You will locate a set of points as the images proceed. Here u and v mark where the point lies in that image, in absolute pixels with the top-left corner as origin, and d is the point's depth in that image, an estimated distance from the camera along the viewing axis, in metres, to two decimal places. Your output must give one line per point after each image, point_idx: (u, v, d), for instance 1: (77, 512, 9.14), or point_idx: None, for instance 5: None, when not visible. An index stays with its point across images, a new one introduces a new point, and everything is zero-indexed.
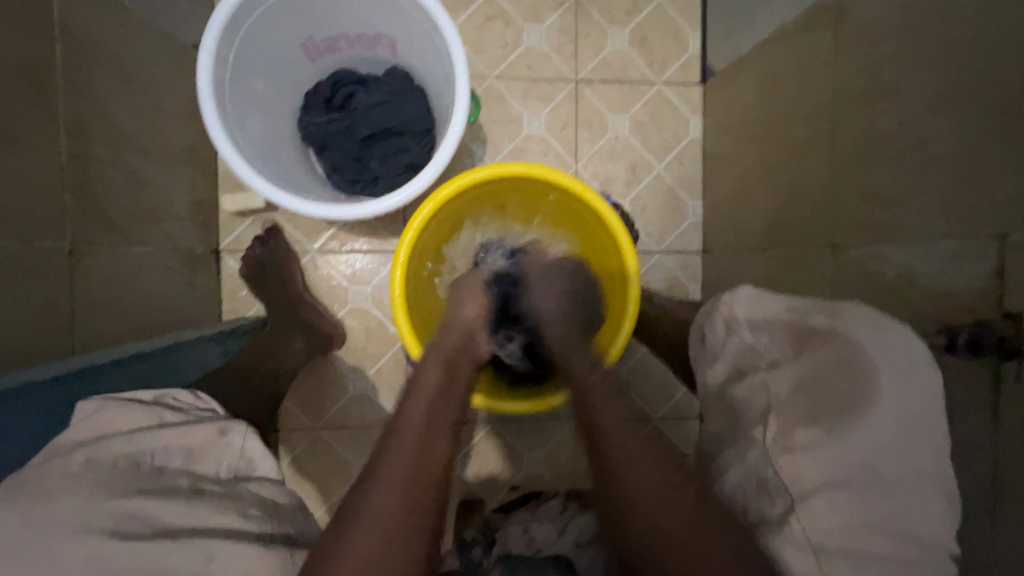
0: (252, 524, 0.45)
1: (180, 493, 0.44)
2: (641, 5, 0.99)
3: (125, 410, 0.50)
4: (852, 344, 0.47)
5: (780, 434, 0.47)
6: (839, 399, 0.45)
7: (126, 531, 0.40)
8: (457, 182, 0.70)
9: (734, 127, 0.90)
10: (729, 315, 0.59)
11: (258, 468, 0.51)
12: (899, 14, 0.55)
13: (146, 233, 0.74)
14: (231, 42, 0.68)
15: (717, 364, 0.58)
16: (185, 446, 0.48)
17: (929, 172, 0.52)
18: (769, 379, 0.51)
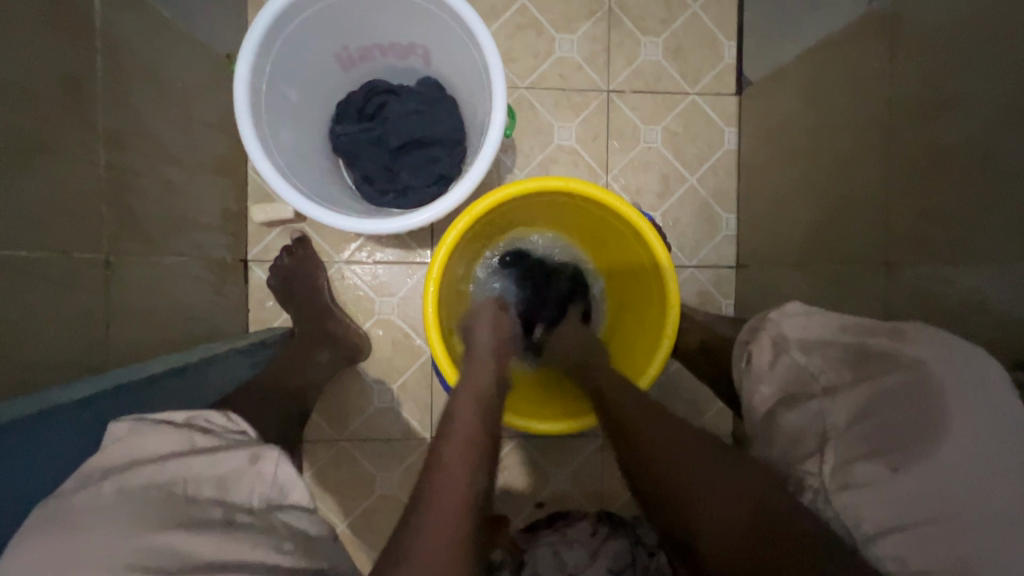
0: (285, 560, 0.41)
1: (209, 526, 0.40)
2: (676, 14, 0.97)
3: (155, 433, 0.47)
4: (923, 373, 0.44)
5: (837, 470, 0.44)
6: (905, 436, 0.42)
7: (154, 567, 0.37)
8: (492, 197, 0.68)
9: (772, 139, 0.87)
10: (776, 334, 0.55)
11: (293, 498, 0.47)
12: (966, 24, 0.52)
13: (178, 243, 0.74)
14: (268, 53, 0.68)
15: (763, 386, 0.53)
16: (215, 472, 0.45)
17: (999, 189, 0.49)
18: (826, 409, 0.47)
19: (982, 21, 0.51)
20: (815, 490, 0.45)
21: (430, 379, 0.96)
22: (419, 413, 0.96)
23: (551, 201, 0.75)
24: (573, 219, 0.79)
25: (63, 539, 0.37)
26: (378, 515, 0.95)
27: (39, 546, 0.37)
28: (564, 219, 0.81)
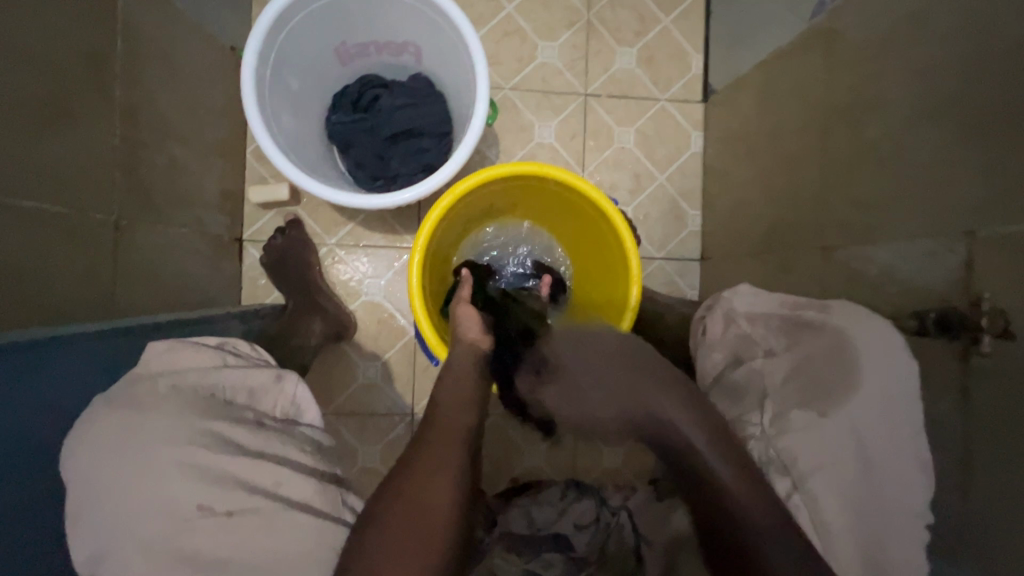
0: (308, 457, 0.54)
1: (248, 424, 0.52)
2: (648, 27, 1.06)
3: (194, 351, 0.57)
4: (845, 338, 0.51)
5: (778, 419, 0.51)
6: (830, 389, 0.49)
7: (212, 445, 0.48)
8: (474, 178, 0.75)
9: (732, 142, 0.96)
10: (729, 309, 0.63)
11: (305, 415, 0.60)
12: (880, 37, 0.61)
13: (180, 217, 0.79)
14: (273, 43, 0.74)
15: (715, 352, 0.62)
16: (248, 385, 0.57)
17: (907, 178, 0.58)
18: (765, 368, 0.55)
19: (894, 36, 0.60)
20: (758, 438, 0.52)
21: (413, 357, 1.02)
22: (402, 390, 1.01)
23: (527, 184, 0.81)
24: (549, 207, 0.87)
25: (138, 418, 0.48)
26: (358, 487, 0.99)
27: (115, 419, 0.47)
28: (539, 207, 0.89)
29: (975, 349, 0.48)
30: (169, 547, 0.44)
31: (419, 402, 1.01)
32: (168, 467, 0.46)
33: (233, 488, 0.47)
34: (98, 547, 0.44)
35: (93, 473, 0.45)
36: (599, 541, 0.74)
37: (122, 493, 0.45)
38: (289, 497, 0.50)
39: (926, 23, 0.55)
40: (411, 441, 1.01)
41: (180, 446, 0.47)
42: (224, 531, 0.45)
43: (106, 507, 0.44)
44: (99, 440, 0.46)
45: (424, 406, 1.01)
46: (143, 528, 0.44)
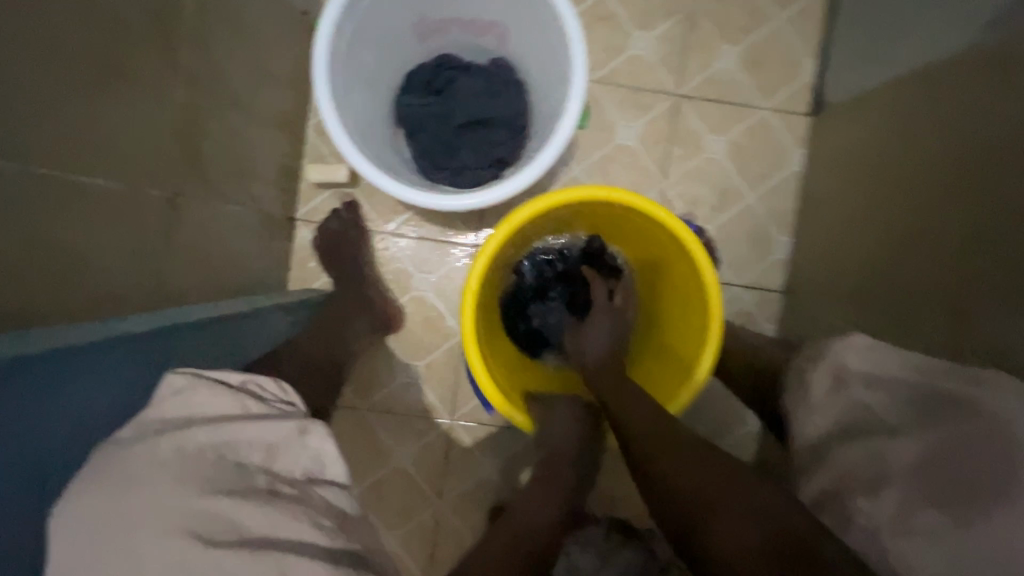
0: (325, 538, 0.40)
1: (258, 496, 0.40)
2: (758, 24, 0.94)
3: (210, 392, 0.46)
4: (1000, 424, 0.40)
5: (899, 513, 0.41)
6: (978, 487, 0.39)
7: (204, 535, 0.35)
8: (568, 193, 0.67)
9: (843, 165, 0.84)
10: (841, 367, 0.52)
11: (330, 471, 0.47)
12: None
13: (236, 192, 0.74)
14: (352, 13, 0.67)
15: (817, 418, 0.52)
16: (266, 440, 0.45)
17: None
18: (887, 449, 0.45)
19: None
20: (867, 528, 0.42)
21: (458, 361, 0.96)
22: (443, 394, 0.96)
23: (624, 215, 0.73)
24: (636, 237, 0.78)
25: (118, 495, 0.36)
26: (388, 488, 0.95)
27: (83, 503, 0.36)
28: (624, 237, 0.80)
29: None
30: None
31: (458, 409, 0.96)
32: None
33: None
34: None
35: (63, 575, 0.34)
36: None
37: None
38: None
39: None
40: (446, 448, 0.96)
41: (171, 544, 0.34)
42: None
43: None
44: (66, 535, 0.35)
45: (464, 413, 0.96)
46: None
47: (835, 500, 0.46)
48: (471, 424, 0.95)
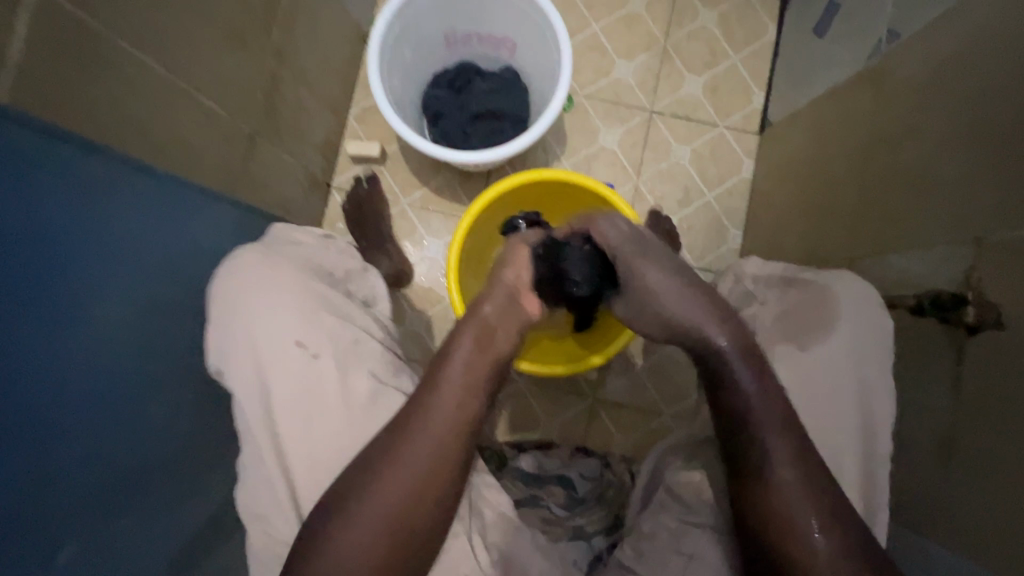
0: (376, 328, 0.69)
1: (339, 294, 0.68)
2: (718, 61, 1.17)
3: (297, 232, 0.74)
4: (826, 289, 0.60)
5: (764, 347, 0.61)
6: (808, 321, 0.60)
7: (311, 299, 0.64)
8: (573, 174, 0.85)
9: (781, 168, 1.03)
10: (738, 270, 0.71)
11: (377, 304, 0.76)
12: (926, 75, 0.69)
13: (293, 149, 0.94)
14: (400, 19, 0.89)
15: (722, 306, 0.71)
16: (343, 267, 0.74)
17: (932, 194, 0.64)
18: (758, 312, 0.65)
19: (932, 72, 0.67)
20: None
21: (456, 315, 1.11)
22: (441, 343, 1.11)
23: (579, 195, 0.91)
24: None
25: (261, 268, 0.63)
26: None
27: (237, 279, 0.62)
28: None
29: (970, 341, 0.55)
30: (262, 392, 0.60)
31: None
32: (283, 317, 0.61)
33: (319, 334, 0.62)
34: (218, 356, 0.60)
35: (227, 307, 0.61)
36: (598, 490, 0.79)
37: (231, 336, 0.60)
38: (366, 352, 0.64)
39: (960, 63, 0.63)
40: None
41: (298, 303, 0.63)
42: (313, 371, 0.60)
43: (232, 335, 0.60)
44: (226, 290, 0.61)
45: None
46: (262, 359, 0.60)
47: None
48: None
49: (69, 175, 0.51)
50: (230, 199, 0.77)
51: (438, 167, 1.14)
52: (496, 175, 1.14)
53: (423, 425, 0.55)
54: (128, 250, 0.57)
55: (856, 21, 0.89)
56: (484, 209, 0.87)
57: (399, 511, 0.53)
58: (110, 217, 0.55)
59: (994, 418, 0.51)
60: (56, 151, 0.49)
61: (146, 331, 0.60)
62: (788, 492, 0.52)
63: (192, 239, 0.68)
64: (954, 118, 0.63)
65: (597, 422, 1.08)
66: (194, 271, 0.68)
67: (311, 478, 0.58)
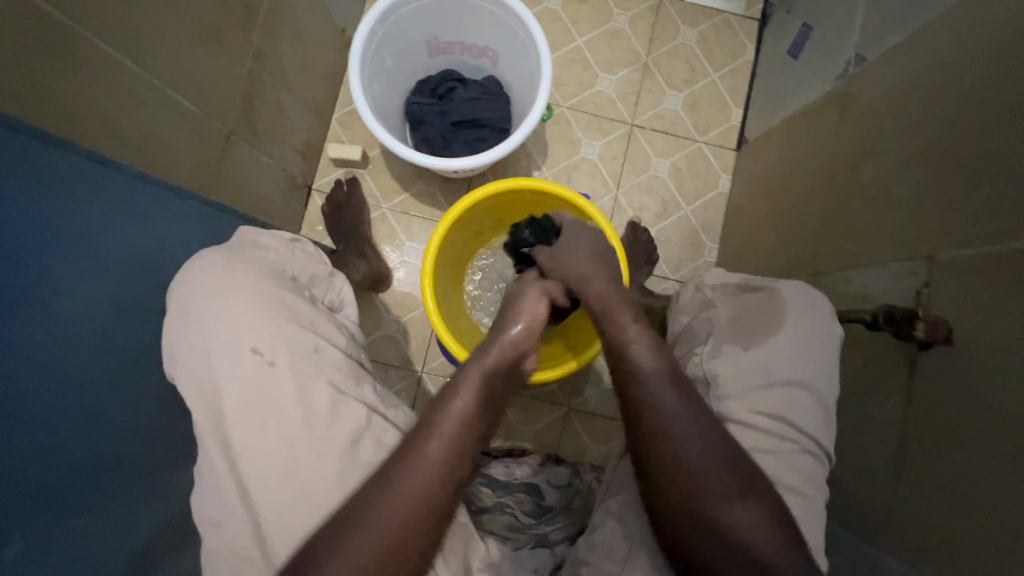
0: (339, 335, 0.69)
1: (303, 298, 0.68)
2: (698, 78, 1.20)
3: (261, 235, 0.72)
4: (778, 295, 0.60)
5: (712, 349, 0.60)
6: (759, 326, 0.59)
7: (275, 306, 0.63)
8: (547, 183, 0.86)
9: (755, 183, 1.05)
10: (699, 279, 0.70)
11: (344, 308, 0.76)
12: (888, 99, 0.71)
13: (272, 150, 0.94)
14: (382, 26, 0.90)
15: (680, 316, 0.69)
16: (309, 273, 0.73)
17: (890, 212, 0.66)
18: (713, 317, 0.64)
19: (894, 96, 0.70)
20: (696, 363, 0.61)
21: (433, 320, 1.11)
22: (417, 347, 1.11)
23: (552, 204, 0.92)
24: None
25: (225, 281, 0.62)
26: None
27: (202, 294, 0.61)
28: None
29: (922, 355, 0.56)
30: (218, 399, 0.59)
31: (429, 363, 1.10)
32: (245, 324, 0.60)
33: (278, 341, 0.61)
34: (173, 357, 0.61)
35: (182, 311, 0.61)
36: (566, 497, 0.79)
37: (192, 343, 0.60)
38: (326, 360, 0.64)
39: (918, 88, 0.66)
40: (415, 395, 1.09)
41: (258, 311, 0.61)
42: (269, 377, 0.60)
43: (187, 340, 0.60)
44: (182, 301, 0.61)
45: (432, 365, 1.10)
46: (218, 366, 0.59)
47: (685, 354, 0.64)
48: (438, 376, 1.10)
49: (51, 176, 0.51)
50: (207, 204, 0.76)
51: (419, 173, 1.14)
52: (477, 182, 1.15)
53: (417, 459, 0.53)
54: (109, 251, 0.58)
55: (827, 44, 0.92)
56: (458, 217, 0.87)
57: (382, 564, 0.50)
58: (91, 217, 0.56)
59: (945, 434, 0.52)
60: (39, 151, 0.50)
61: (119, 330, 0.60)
62: (751, 544, 0.48)
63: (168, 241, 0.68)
64: (910, 140, 0.65)
65: (570, 430, 1.08)
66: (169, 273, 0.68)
67: (270, 488, 0.58)
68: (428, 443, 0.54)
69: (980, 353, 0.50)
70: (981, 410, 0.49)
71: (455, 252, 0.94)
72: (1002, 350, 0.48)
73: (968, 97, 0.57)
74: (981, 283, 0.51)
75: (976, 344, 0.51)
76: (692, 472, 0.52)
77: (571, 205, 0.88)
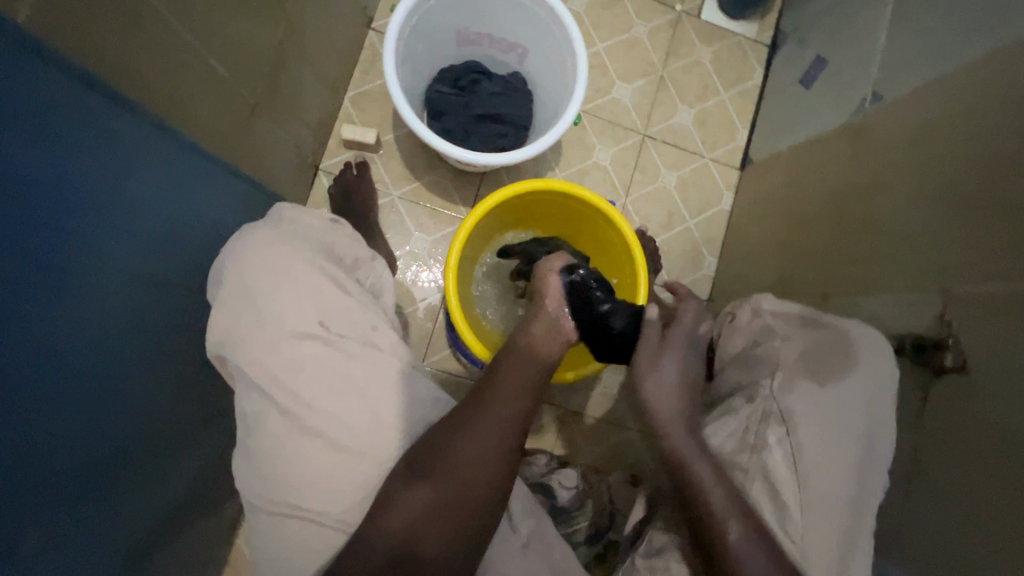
0: (388, 320, 0.69)
1: (351, 279, 0.68)
2: (709, 96, 1.23)
3: (297, 211, 0.71)
4: (848, 336, 0.64)
5: (784, 383, 0.63)
6: (832, 365, 0.62)
7: (329, 279, 0.64)
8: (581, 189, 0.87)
9: (761, 203, 1.09)
10: (757, 304, 0.73)
11: (385, 295, 0.75)
12: (902, 137, 0.75)
13: (289, 125, 0.90)
14: (417, 9, 0.88)
15: (736, 338, 0.73)
16: (350, 255, 0.73)
17: (903, 245, 0.71)
18: (782, 347, 0.66)
19: (907, 135, 0.75)
20: (766, 395, 0.63)
21: (437, 314, 1.09)
22: (418, 340, 1.08)
23: (582, 211, 0.93)
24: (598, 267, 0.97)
25: (264, 263, 0.61)
26: None
27: (241, 259, 0.61)
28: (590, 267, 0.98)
29: (937, 381, 0.61)
30: (284, 375, 0.58)
31: (430, 358, 1.08)
32: (303, 297, 0.61)
33: (336, 317, 0.62)
34: (226, 332, 0.59)
35: (238, 290, 0.60)
36: (579, 499, 0.80)
37: (247, 316, 0.59)
38: (380, 341, 0.64)
39: (932, 129, 0.70)
40: None
41: (312, 286, 0.62)
42: (331, 351, 0.60)
43: (244, 315, 0.59)
44: (232, 275, 0.60)
45: (433, 360, 1.08)
46: (275, 336, 0.59)
47: (748, 383, 0.66)
48: (438, 371, 1.07)
49: (87, 125, 0.48)
50: (223, 168, 0.73)
51: (432, 162, 1.12)
52: (490, 178, 1.14)
53: (450, 454, 0.57)
54: (131, 213, 0.55)
55: (841, 78, 0.97)
56: (491, 208, 0.87)
57: (445, 533, 0.55)
58: (118, 171, 0.53)
59: (955, 455, 0.56)
60: (80, 99, 0.47)
61: (125, 292, 0.56)
62: (713, 504, 0.58)
63: (183, 202, 0.64)
64: (924, 178, 0.70)
65: (567, 433, 1.07)
66: (179, 239, 0.64)
67: (311, 480, 0.56)
68: (457, 438, 0.58)
69: (988, 380, 0.55)
70: (988, 433, 0.54)
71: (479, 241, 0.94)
72: (1009, 378, 0.52)
73: (984, 143, 0.62)
74: (995, 320, 0.56)
75: (985, 372, 0.55)
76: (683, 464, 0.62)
77: (601, 214, 0.89)
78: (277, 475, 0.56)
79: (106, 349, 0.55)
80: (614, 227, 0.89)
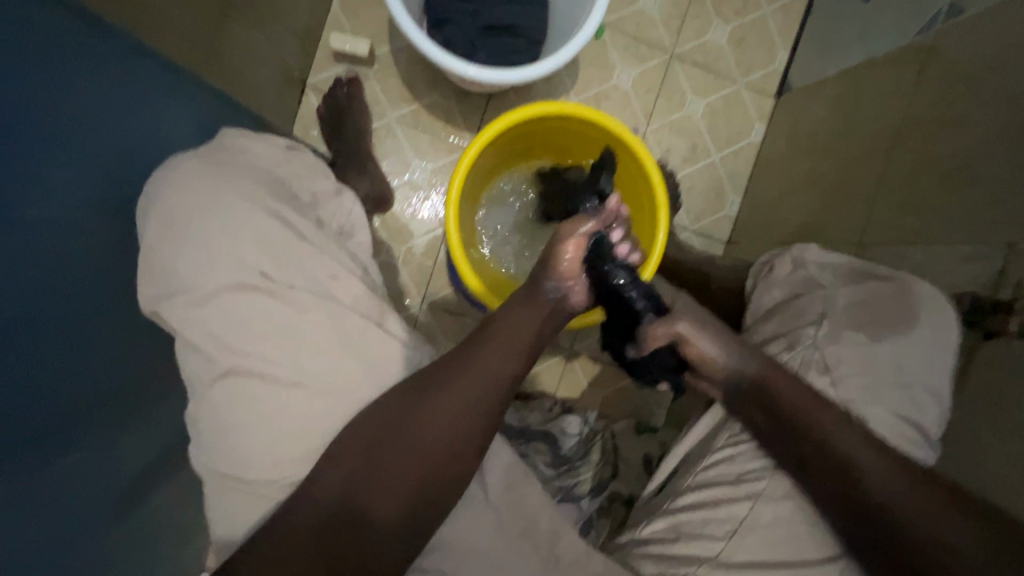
0: (359, 267, 0.65)
1: (308, 219, 0.64)
2: (749, 9, 1.08)
3: (256, 138, 0.67)
4: (909, 286, 0.59)
5: (830, 334, 0.59)
6: (891, 321, 0.58)
7: (276, 218, 0.59)
8: (604, 117, 0.77)
9: (796, 137, 0.98)
10: (799, 255, 0.66)
11: (355, 235, 0.71)
12: (985, 59, 0.63)
13: (268, 32, 0.79)
14: None
15: (776, 289, 0.66)
16: (314, 189, 0.69)
17: (967, 190, 0.62)
18: (829, 298, 0.61)
19: (984, 58, 0.63)
20: (809, 344, 0.60)
21: (438, 252, 1.02)
22: (418, 278, 1.02)
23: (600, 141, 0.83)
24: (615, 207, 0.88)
25: (186, 198, 0.56)
26: None
27: (170, 192, 0.56)
28: None
29: (986, 344, 0.58)
30: (231, 332, 0.54)
31: (429, 296, 1.02)
32: (243, 241, 0.56)
33: (288, 263, 0.58)
34: (165, 284, 0.54)
35: (161, 229, 0.55)
36: (585, 447, 0.80)
37: (181, 265, 0.54)
38: (346, 291, 0.60)
39: (1011, 52, 0.59)
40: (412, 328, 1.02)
41: (254, 222, 0.57)
42: (286, 299, 0.56)
43: (177, 261, 0.54)
44: (160, 212, 0.55)
45: (434, 299, 1.02)
46: (220, 283, 0.55)
47: (788, 332, 0.62)
48: (442, 312, 1.02)
49: None
50: (174, 75, 0.62)
51: (432, 80, 1.00)
52: (497, 100, 1.02)
53: (418, 420, 0.53)
54: (75, 133, 0.49)
55: None
56: (502, 132, 0.79)
57: (404, 499, 0.52)
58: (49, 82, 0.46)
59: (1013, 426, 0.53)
60: None
61: (52, 220, 0.48)
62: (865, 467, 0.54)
63: (105, 115, 0.53)
64: (1000, 114, 0.59)
65: (573, 375, 1.04)
66: (106, 158, 0.54)
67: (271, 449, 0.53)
68: (430, 403, 0.54)
69: None
70: None
71: (483, 168, 0.86)
72: None
73: None
74: None
75: None
76: (856, 468, 0.54)
77: (625, 149, 0.80)
78: (264, 438, 0.53)
79: (63, 280, 0.50)
80: (638, 162, 0.79)
